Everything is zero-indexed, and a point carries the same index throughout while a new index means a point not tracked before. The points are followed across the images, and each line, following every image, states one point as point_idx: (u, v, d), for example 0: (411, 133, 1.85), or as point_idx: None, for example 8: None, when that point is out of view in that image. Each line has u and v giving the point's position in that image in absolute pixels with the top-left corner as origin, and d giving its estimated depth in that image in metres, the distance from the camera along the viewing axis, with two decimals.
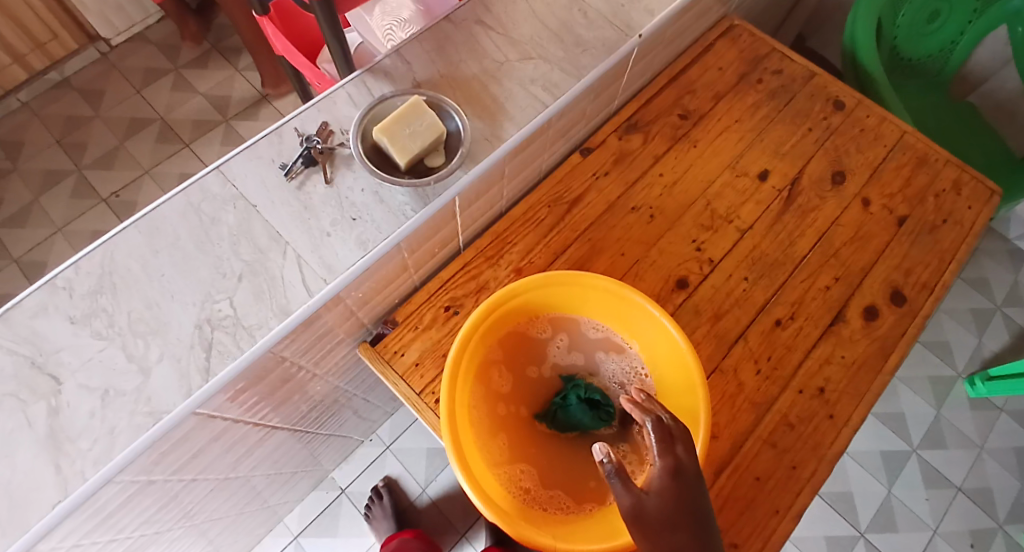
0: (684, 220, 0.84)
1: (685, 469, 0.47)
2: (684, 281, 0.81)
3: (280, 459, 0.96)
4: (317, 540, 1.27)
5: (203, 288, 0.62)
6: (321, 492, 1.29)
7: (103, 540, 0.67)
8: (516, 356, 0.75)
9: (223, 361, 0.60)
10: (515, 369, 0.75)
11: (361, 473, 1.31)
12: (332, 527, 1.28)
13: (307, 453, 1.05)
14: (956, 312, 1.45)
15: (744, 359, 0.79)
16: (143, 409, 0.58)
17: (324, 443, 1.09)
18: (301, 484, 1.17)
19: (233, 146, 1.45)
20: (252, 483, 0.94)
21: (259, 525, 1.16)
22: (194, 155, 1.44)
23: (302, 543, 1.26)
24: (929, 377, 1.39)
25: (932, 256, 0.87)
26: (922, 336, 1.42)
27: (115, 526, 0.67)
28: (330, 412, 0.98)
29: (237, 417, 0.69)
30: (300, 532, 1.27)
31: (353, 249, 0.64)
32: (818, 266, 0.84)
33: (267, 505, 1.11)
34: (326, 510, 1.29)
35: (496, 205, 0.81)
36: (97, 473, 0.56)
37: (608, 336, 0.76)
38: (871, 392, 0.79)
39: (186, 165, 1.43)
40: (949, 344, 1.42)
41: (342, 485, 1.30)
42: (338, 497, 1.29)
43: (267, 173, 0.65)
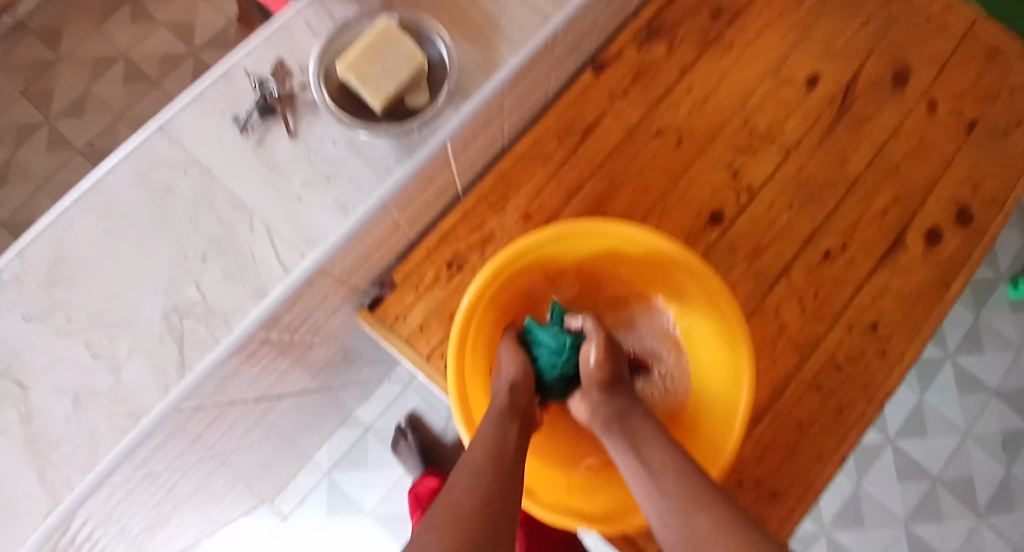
0: (718, 141, 0.72)
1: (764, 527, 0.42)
2: (718, 215, 0.71)
3: (298, 416, 0.91)
4: (348, 475, 1.20)
5: (166, 272, 0.53)
6: (346, 430, 1.22)
7: (111, 528, 0.63)
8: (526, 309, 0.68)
9: (198, 354, 0.53)
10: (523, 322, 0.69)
11: (385, 410, 1.23)
12: (362, 461, 1.21)
13: (327, 404, 0.99)
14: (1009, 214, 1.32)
15: (787, 298, 0.70)
16: (122, 409, 0.51)
17: (344, 393, 1.04)
18: (326, 428, 1.13)
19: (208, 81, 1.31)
20: (274, 442, 0.90)
21: (286, 470, 1.13)
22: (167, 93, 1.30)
23: (335, 478, 1.20)
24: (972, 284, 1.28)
25: (1004, 163, 0.74)
26: None
27: (122, 515, 0.63)
28: (344, 362, 0.91)
29: (232, 400, 0.62)
30: (331, 468, 1.21)
31: (332, 213, 0.54)
32: (873, 185, 0.73)
33: (297, 449, 1.08)
34: (354, 447, 1.22)
35: (498, 141, 0.69)
36: (83, 481, 0.50)
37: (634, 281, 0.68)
38: (931, 323, 0.70)
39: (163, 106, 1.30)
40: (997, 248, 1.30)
41: (366, 423, 1.23)
42: (364, 434, 1.22)
43: (222, 131, 0.55)
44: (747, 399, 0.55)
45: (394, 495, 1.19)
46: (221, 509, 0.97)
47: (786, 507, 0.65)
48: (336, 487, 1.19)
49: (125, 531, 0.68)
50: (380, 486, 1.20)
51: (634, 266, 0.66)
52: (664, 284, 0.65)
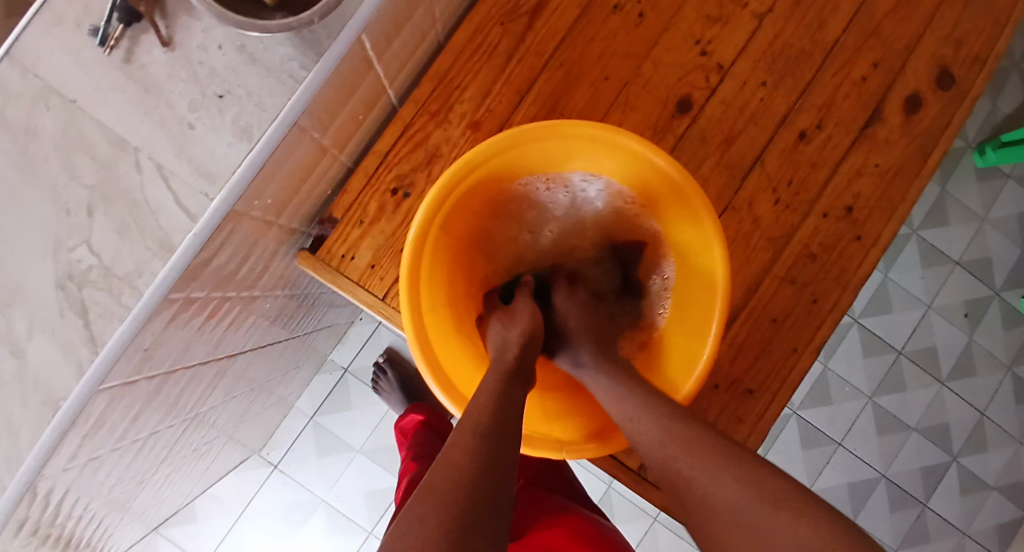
0: (685, 13, 0.63)
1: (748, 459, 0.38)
2: (687, 101, 0.63)
3: (269, 366, 0.83)
4: (333, 418, 1.17)
5: (48, 233, 0.43)
6: (324, 375, 1.17)
7: (68, 517, 0.56)
8: (485, 232, 0.62)
9: (110, 324, 0.44)
10: (478, 245, 0.62)
11: (361, 350, 1.18)
12: (345, 403, 1.17)
13: (297, 351, 0.91)
14: None
15: (762, 189, 0.64)
16: (36, 396, 0.43)
17: (313, 336, 0.95)
18: (301, 374, 1.07)
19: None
20: (245, 397, 0.83)
21: (268, 419, 1.08)
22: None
23: (321, 422, 1.17)
24: None
25: (987, 14, 0.67)
26: None
27: (80, 500, 0.57)
28: (306, 306, 0.82)
29: (173, 366, 0.53)
30: (316, 412, 1.17)
31: (233, 141, 0.44)
32: (852, 51, 0.65)
33: (276, 398, 1.03)
34: (335, 390, 1.18)
35: (430, 35, 0.58)
36: (14, 477, 0.43)
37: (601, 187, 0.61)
38: (908, 201, 0.65)
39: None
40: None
41: (344, 364, 1.18)
42: (343, 376, 1.17)
43: (77, 45, 0.42)
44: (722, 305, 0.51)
45: (382, 430, 1.18)
46: (201, 466, 0.92)
47: (762, 404, 0.64)
48: (323, 431, 1.17)
49: (90, 511, 0.62)
50: (367, 423, 1.17)
51: (600, 172, 0.59)
52: (633, 189, 0.59)
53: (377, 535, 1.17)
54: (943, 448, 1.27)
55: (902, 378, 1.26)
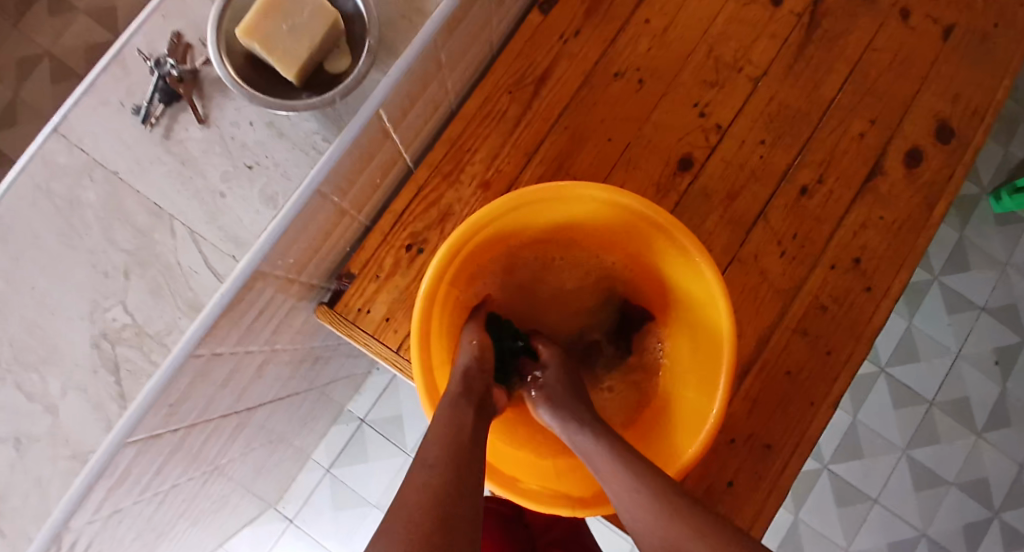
0: (682, 78, 0.67)
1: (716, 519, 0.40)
2: (688, 159, 0.65)
3: (285, 419, 0.85)
4: (350, 469, 1.17)
5: (86, 295, 0.46)
6: (341, 426, 1.18)
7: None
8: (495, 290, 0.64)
9: (138, 382, 0.46)
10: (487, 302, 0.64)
11: (376, 403, 1.19)
12: (362, 455, 1.17)
13: (313, 405, 0.93)
14: None
15: (767, 241, 0.65)
16: (64, 451, 0.45)
17: (329, 388, 0.96)
18: (318, 427, 1.09)
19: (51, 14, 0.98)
20: (264, 448, 0.85)
21: (285, 473, 1.09)
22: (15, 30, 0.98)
23: (337, 474, 1.17)
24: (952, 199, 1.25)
25: (984, 69, 0.68)
26: None
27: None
28: (322, 362, 0.84)
29: (195, 420, 0.55)
30: (331, 465, 1.17)
31: (260, 208, 0.48)
32: (849, 108, 0.67)
33: (294, 450, 1.04)
34: (352, 440, 1.18)
35: (444, 104, 0.62)
36: (40, 531, 0.45)
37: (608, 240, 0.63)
38: (917, 252, 0.65)
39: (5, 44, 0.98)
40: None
41: (360, 416, 1.18)
42: (360, 427, 1.18)
43: (120, 124, 0.47)
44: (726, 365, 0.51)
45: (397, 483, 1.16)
46: (218, 521, 0.93)
47: (782, 458, 0.62)
48: (339, 483, 1.17)
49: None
50: (383, 476, 1.16)
51: (600, 229, 0.61)
52: (637, 245, 0.61)
53: None
54: (984, 504, 1.22)
55: (935, 430, 1.22)
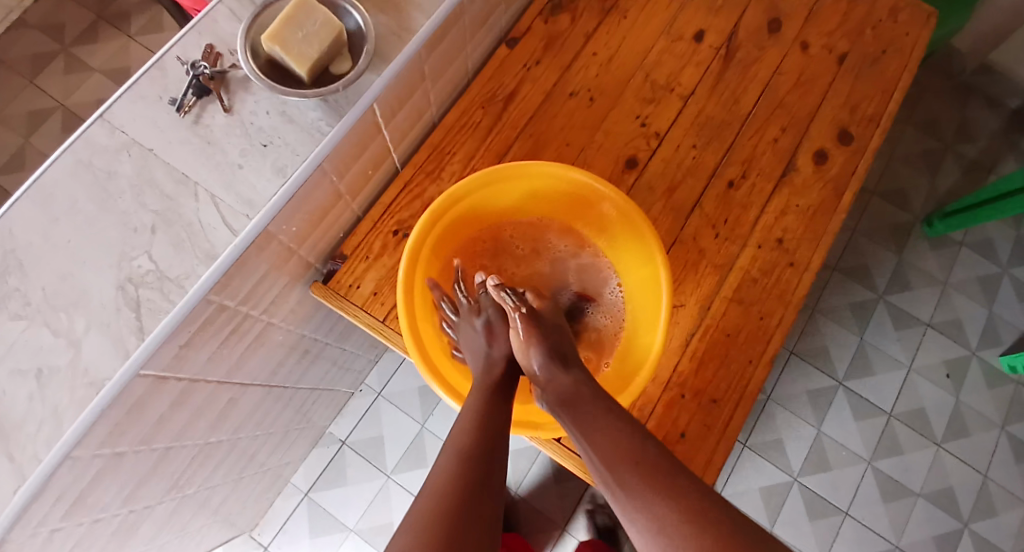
0: (625, 97, 0.79)
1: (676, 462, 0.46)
2: (634, 159, 0.77)
3: (272, 419, 0.88)
4: (328, 493, 1.18)
5: (115, 248, 0.54)
6: (322, 448, 1.19)
7: (82, 536, 0.60)
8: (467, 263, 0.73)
9: (155, 319, 0.53)
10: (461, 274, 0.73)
11: (358, 424, 1.20)
12: (340, 477, 1.18)
13: (294, 413, 0.95)
14: (911, 157, 1.37)
15: (703, 226, 0.76)
16: (83, 380, 0.51)
17: (313, 399, 0.99)
18: (299, 446, 1.09)
19: (80, 76, 1.11)
20: (247, 454, 0.87)
21: (266, 494, 1.09)
22: (48, 92, 1.10)
23: (315, 499, 1.17)
24: (891, 225, 1.35)
25: (875, 87, 0.82)
26: (879, 189, 1.36)
27: (95, 504, 0.59)
28: (304, 366, 0.87)
29: (196, 376, 0.62)
30: (310, 489, 1.18)
31: (271, 177, 0.58)
32: (764, 119, 0.81)
33: (276, 468, 1.06)
34: (332, 463, 1.19)
35: (426, 114, 0.73)
36: (50, 453, 0.49)
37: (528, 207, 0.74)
38: (831, 232, 0.77)
39: (35, 101, 1.10)
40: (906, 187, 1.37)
41: (341, 438, 1.20)
42: (340, 449, 1.19)
43: (157, 113, 0.57)
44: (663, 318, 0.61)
45: (374, 508, 1.16)
46: (194, 542, 0.93)
47: (727, 411, 0.69)
48: (318, 508, 1.17)
49: (99, 544, 0.65)
50: (362, 497, 1.17)
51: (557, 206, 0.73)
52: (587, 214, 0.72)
53: None
54: (952, 514, 1.25)
55: (897, 441, 1.27)
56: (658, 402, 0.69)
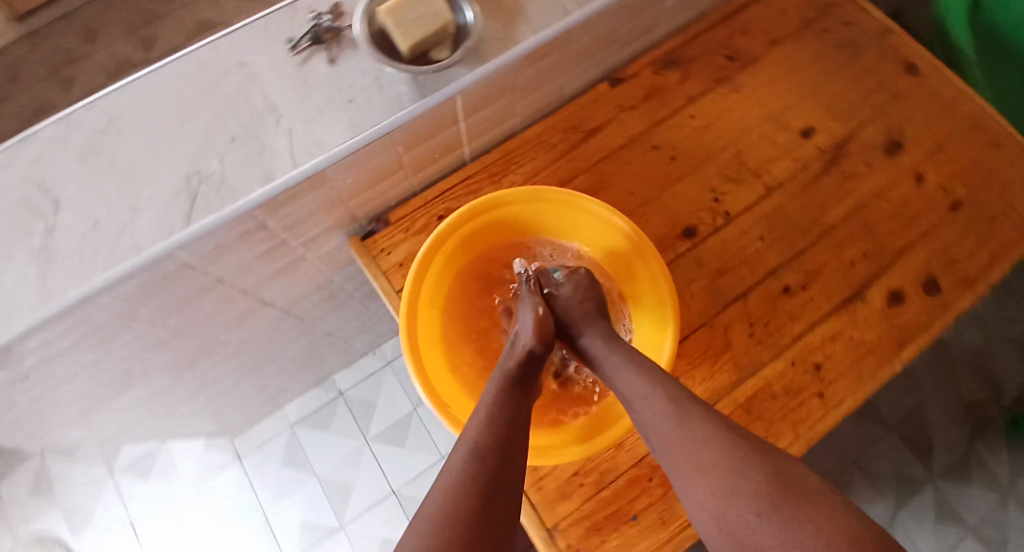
0: (707, 168, 0.78)
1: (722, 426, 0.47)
2: (693, 230, 0.75)
3: (281, 343, 0.95)
4: (309, 433, 1.25)
5: (196, 143, 0.61)
6: (321, 391, 1.27)
7: (81, 370, 0.68)
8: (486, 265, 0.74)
9: (203, 214, 0.59)
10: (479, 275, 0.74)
11: (360, 382, 1.27)
12: (326, 423, 1.25)
13: (308, 347, 1.04)
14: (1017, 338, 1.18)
15: (740, 319, 0.71)
16: (126, 242, 0.58)
17: (327, 340, 1.06)
18: (302, 379, 1.17)
19: None
20: (247, 365, 0.94)
21: (260, 409, 1.18)
22: None
23: (297, 433, 1.25)
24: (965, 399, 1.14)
25: (982, 246, 0.74)
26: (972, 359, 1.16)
27: (98, 349, 0.66)
28: (326, 308, 0.94)
29: (223, 276, 0.68)
30: (296, 423, 1.26)
31: (344, 129, 0.62)
32: (846, 238, 0.75)
33: (275, 390, 1.14)
34: (324, 407, 1.27)
35: (507, 122, 0.77)
36: (74, 290, 0.56)
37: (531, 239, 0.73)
38: (878, 380, 0.69)
39: None
40: None
41: (340, 389, 1.27)
42: (336, 399, 1.27)
43: (274, 46, 0.64)
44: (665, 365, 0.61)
45: (344, 463, 1.22)
46: (178, 423, 1.01)
47: None
48: (296, 442, 1.24)
49: (95, 385, 0.73)
50: (336, 451, 1.23)
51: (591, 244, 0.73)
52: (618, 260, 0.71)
53: None
54: None
55: None
56: (624, 473, 0.65)
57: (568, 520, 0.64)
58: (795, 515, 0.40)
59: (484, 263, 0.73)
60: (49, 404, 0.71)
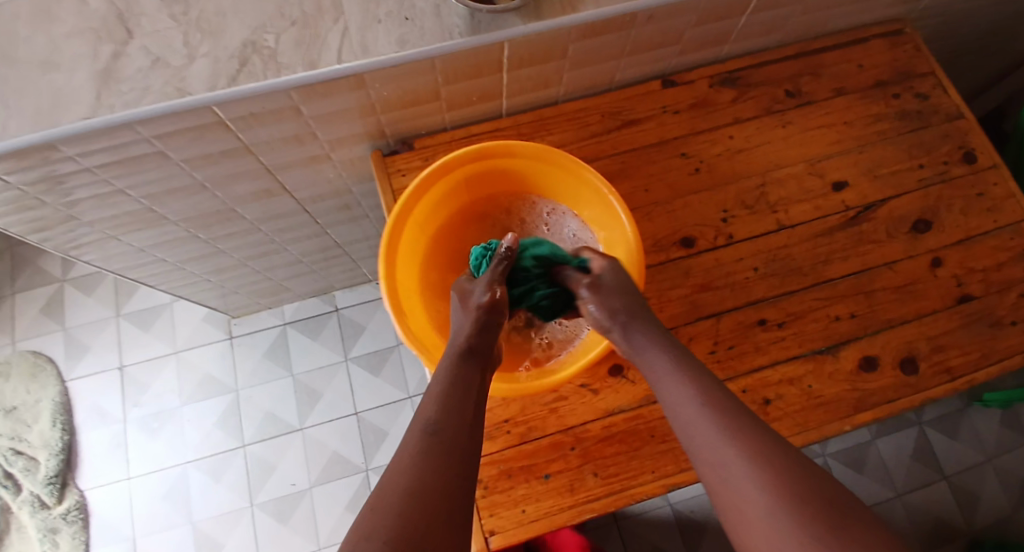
0: (727, 188, 0.78)
1: (766, 437, 0.48)
2: (691, 240, 0.75)
3: (291, 237, 1.02)
4: (298, 335, 1.33)
5: (261, 17, 0.65)
6: (321, 301, 1.36)
7: (109, 193, 0.75)
8: (481, 205, 0.78)
9: (247, 80, 0.64)
10: (473, 212, 0.78)
11: (358, 304, 1.36)
12: (315, 331, 1.33)
13: (319, 252, 1.12)
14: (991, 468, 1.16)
15: (705, 334, 0.71)
16: (174, 85, 0.63)
17: (336, 251, 1.13)
18: (306, 282, 1.26)
19: None
20: (259, 247, 1.02)
21: (261, 298, 1.27)
22: None
23: (287, 331, 1.33)
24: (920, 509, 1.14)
25: (978, 345, 0.72)
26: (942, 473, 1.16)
27: (128, 178, 0.73)
28: (339, 217, 1.00)
29: (250, 147, 0.73)
30: (289, 322, 1.34)
31: (391, 43, 0.65)
32: (839, 294, 0.74)
33: (277, 283, 1.22)
34: (318, 317, 1.35)
35: (549, 89, 0.79)
36: (122, 112, 0.63)
37: (512, 194, 0.78)
38: (822, 434, 0.68)
39: None
40: (980, 497, 1.15)
41: (337, 305, 1.35)
42: (330, 313, 1.35)
43: None
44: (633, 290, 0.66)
45: (320, 372, 1.30)
46: (186, 283, 1.09)
47: (597, 490, 0.65)
48: (284, 339, 1.33)
49: (120, 214, 0.80)
50: (317, 359, 1.31)
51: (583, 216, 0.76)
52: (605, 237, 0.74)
53: (246, 454, 1.25)
54: None
55: None
56: (549, 436, 0.67)
57: (484, 460, 0.66)
58: (835, 524, 0.42)
59: (465, 213, 0.78)
60: (75, 218, 0.79)
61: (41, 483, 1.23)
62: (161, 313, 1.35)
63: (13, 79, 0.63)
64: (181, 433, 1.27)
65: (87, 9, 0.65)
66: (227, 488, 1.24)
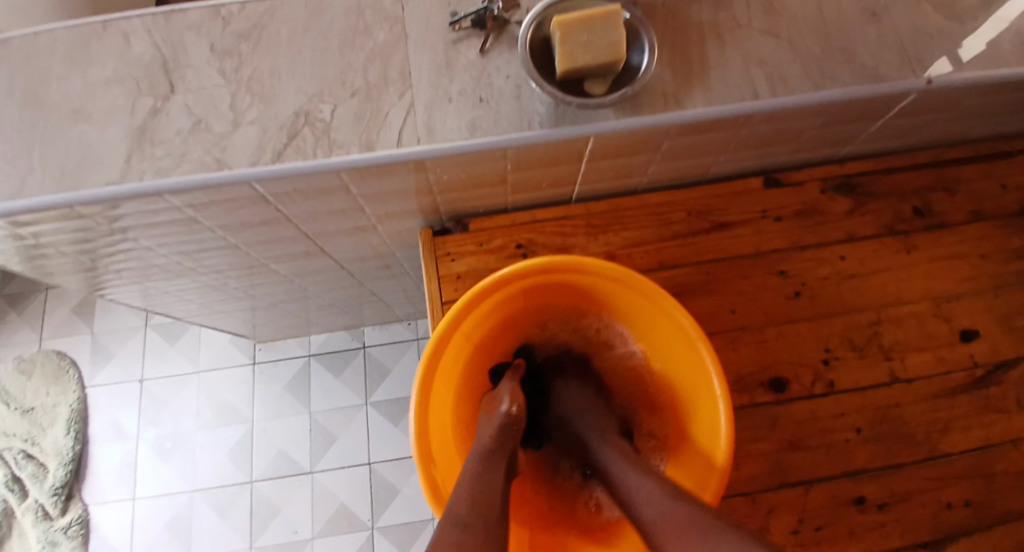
0: (832, 323, 0.66)
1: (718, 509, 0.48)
2: (784, 383, 0.64)
3: (325, 287, 0.94)
4: (321, 370, 1.26)
5: (318, 83, 0.56)
6: (349, 336, 1.28)
7: (135, 248, 0.68)
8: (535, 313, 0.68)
9: (294, 156, 0.56)
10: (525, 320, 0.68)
11: (387, 344, 1.28)
12: (339, 368, 1.26)
13: (353, 298, 1.04)
14: None
15: (789, 507, 0.60)
16: (214, 154, 0.55)
17: (370, 298, 1.05)
18: (335, 319, 1.18)
19: None
20: (291, 294, 0.95)
21: (289, 329, 1.20)
22: None
23: (311, 364, 1.26)
24: None
25: None
26: None
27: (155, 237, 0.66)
28: (378, 273, 0.91)
29: (289, 217, 0.65)
30: (315, 353, 1.27)
31: (461, 128, 0.56)
32: (955, 476, 0.62)
33: (306, 319, 1.14)
34: (344, 352, 1.27)
35: (633, 178, 0.68)
36: (151, 181, 0.55)
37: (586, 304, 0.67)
38: None
39: None
40: None
41: (365, 342, 1.28)
42: (358, 350, 1.27)
43: (435, 14, 0.57)
44: (705, 498, 0.53)
45: (340, 413, 1.23)
46: (213, 315, 1.03)
47: None
48: (306, 371, 1.26)
49: (147, 264, 0.73)
50: (338, 400, 1.24)
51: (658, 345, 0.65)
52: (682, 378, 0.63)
53: (253, 492, 1.19)
54: None
55: None
56: None
57: None
58: None
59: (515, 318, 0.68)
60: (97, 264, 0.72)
61: (47, 492, 1.19)
62: (188, 327, 1.30)
63: (40, 128, 0.56)
64: (193, 458, 1.22)
65: (128, 53, 0.57)
66: (231, 526, 1.18)
